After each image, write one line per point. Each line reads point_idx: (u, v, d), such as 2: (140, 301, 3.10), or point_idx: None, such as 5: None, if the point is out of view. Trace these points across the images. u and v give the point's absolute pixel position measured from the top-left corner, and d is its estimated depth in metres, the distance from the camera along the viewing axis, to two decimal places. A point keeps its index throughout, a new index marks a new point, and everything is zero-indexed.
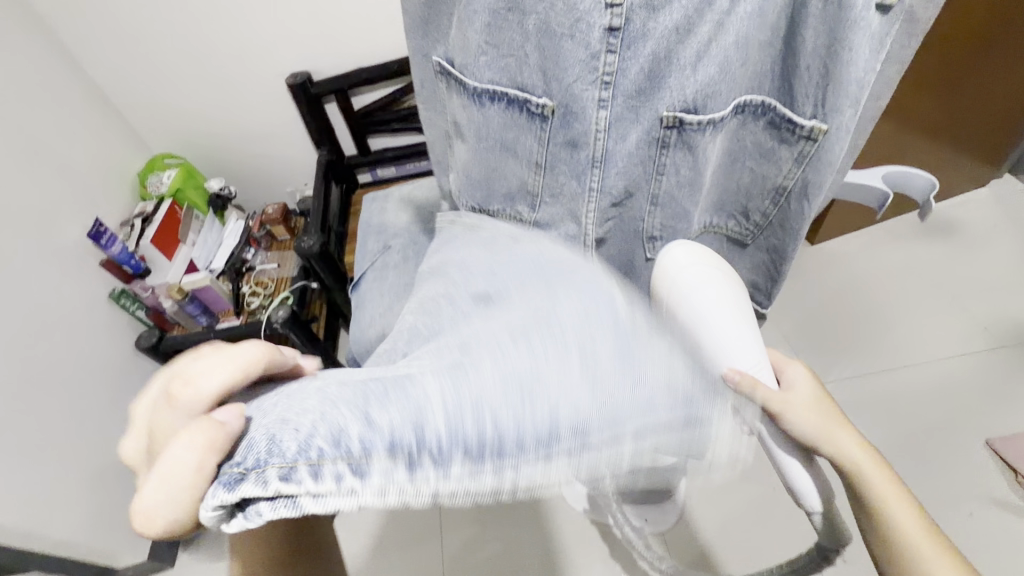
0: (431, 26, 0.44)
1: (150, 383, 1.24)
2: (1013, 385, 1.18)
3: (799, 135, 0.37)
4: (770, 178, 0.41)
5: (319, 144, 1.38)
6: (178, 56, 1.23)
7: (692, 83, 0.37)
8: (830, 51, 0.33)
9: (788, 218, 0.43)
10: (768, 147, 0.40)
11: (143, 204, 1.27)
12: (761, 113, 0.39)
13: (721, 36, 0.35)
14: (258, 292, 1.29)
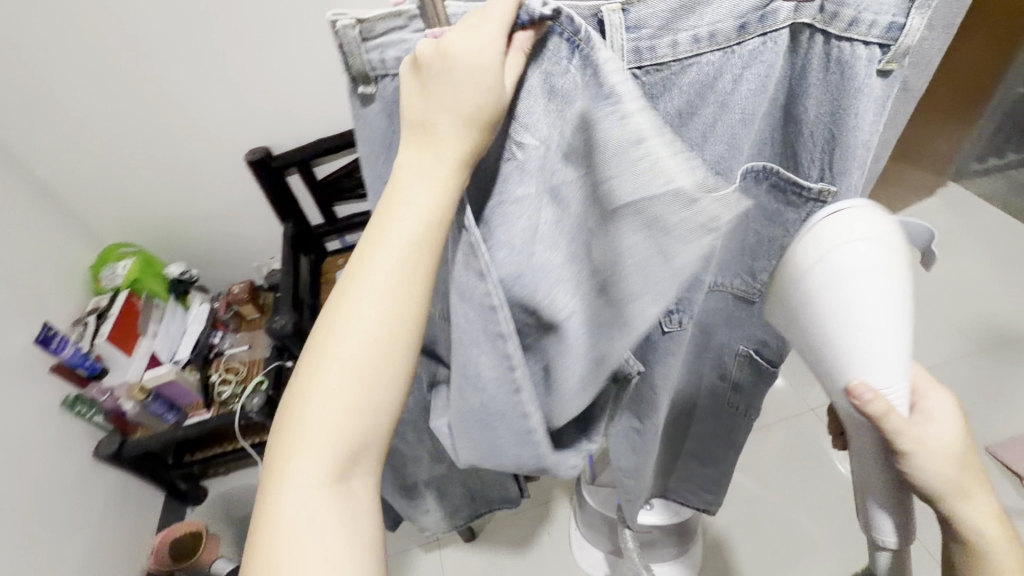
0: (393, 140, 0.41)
1: (112, 494, 1.13)
2: (1001, 388, 1.20)
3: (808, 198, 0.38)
4: (778, 241, 0.41)
5: (284, 217, 1.34)
6: (131, 143, 1.19)
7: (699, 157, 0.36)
8: (835, 117, 0.34)
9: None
10: (773, 210, 0.40)
11: (97, 298, 1.20)
12: (762, 178, 0.39)
13: (726, 114, 0.35)
14: (229, 380, 1.20)
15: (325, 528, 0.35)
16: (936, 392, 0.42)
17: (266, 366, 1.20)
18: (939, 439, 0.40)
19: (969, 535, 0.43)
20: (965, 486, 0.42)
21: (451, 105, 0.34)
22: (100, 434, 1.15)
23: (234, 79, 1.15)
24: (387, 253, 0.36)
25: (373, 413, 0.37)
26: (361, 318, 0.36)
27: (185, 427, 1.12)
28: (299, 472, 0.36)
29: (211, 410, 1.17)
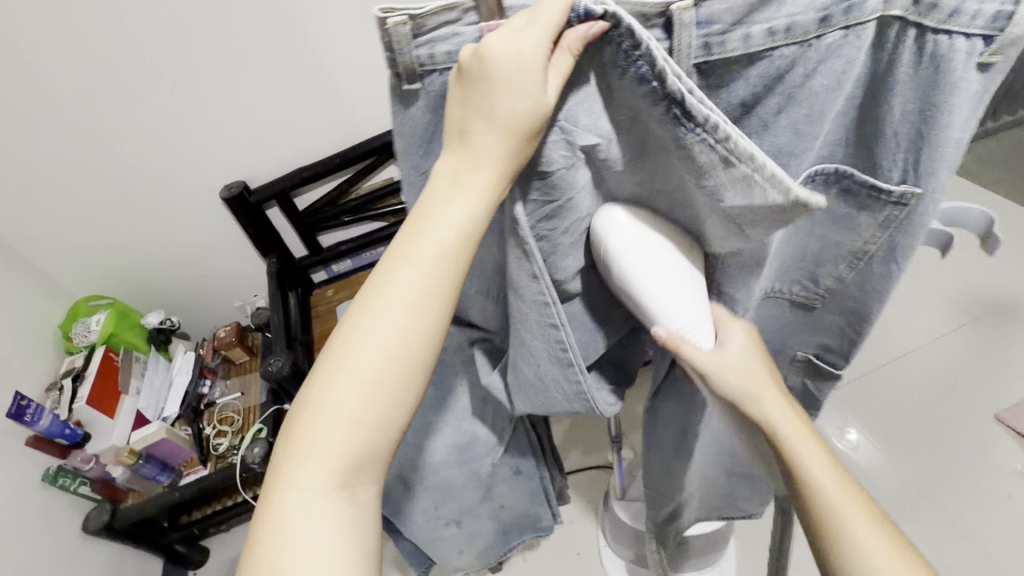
0: (436, 138, 0.38)
1: (106, 568, 1.04)
2: (999, 355, 1.23)
3: (886, 201, 0.37)
4: (846, 244, 0.41)
5: (267, 253, 1.29)
6: (96, 189, 1.13)
7: (768, 145, 0.35)
8: (922, 114, 0.32)
9: (869, 280, 0.43)
10: (844, 214, 0.39)
11: (70, 358, 1.11)
12: (835, 181, 0.38)
13: (793, 107, 0.33)
14: (225, 431, 1.13)
15: (322, 532, 0.34)
16: (734, 326, 0.44)
17: (263, 411, 1.14)
18: (734, 361, 0.42)
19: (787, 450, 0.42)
20: (772, 403, 0.43)
21: (498, 116, 0.33)
22: (87, 505, 1.06)
23: (204, 114, 1.10)
24: (413, 266, 0.35)
25: (380, 428, 0.36)
26: (383, 332, 0.35)
27: (181, 488, 1.05)
28: (302, 478, 0.35)
29: (208, 466, 1.09)
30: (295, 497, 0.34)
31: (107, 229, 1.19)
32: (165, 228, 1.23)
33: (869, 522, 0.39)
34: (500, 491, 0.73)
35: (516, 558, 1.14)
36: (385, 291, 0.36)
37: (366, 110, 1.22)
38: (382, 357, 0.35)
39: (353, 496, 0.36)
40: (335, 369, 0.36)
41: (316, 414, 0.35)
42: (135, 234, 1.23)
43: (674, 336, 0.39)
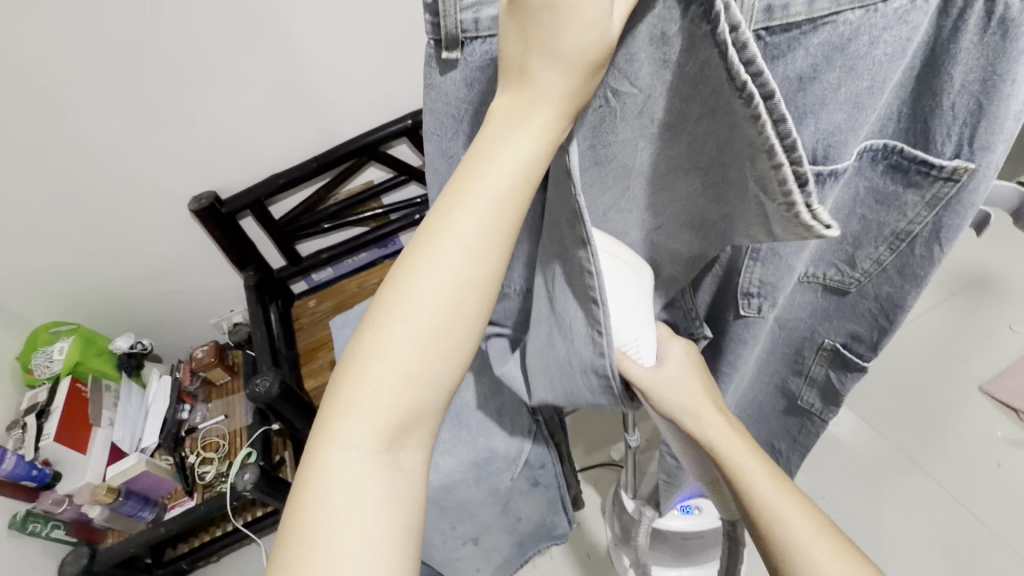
0: (466, 121, 0.34)
1: None
2: (980, 327, 1.27)
3: (934, 176, 0.31)
4: (888, 223, 0.35)
5: (243, 266, 1.22)
6: (52, 208, 1.05)
7: (811, 131, 0.28)
8: (984, 86, 0.26)
9: (908, 263, 0.37)
10: (889, 192, 0.33)
11: (33, 391, 1.02)
12: (882, 159, 0.32)
13: (852, 80, 0.26)
14: (210, 458, 1.06)
15: (365, 509, 0.28)
16: (674, 341, 0.41)
17: (251, 434, 1.08)
18: (678, 376, 0.39)
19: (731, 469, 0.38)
20: (707, 416, 0.40)
21: (562, 49, 0.27)
22: (62, 548, 0.98)
23: (167, 121, 1.03)
24: (473, 203, 0.29)
25: (430, 392, 0.30)
26: (439, 281, 0.29)
27: (166, 523, 0.98)
28: (347, 437, 0.28)
29: (195, 496, 1.03)
30: (338, 464, 0.28)
31: (66, 249, 1.11)
32: (130, 245, 1.15)
33: (825, 539, 0.34)
34: (519, 504, 0.70)
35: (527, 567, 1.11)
36: (441, 232, 0.29)
37: (341, 111, 1.16)
38: (437, 312, 0.29)
39: (402, 471, 0.30)
40: (381, 323, 0.29)
41: (362, 371, 0.29)
42: (98, 253, 1.14)
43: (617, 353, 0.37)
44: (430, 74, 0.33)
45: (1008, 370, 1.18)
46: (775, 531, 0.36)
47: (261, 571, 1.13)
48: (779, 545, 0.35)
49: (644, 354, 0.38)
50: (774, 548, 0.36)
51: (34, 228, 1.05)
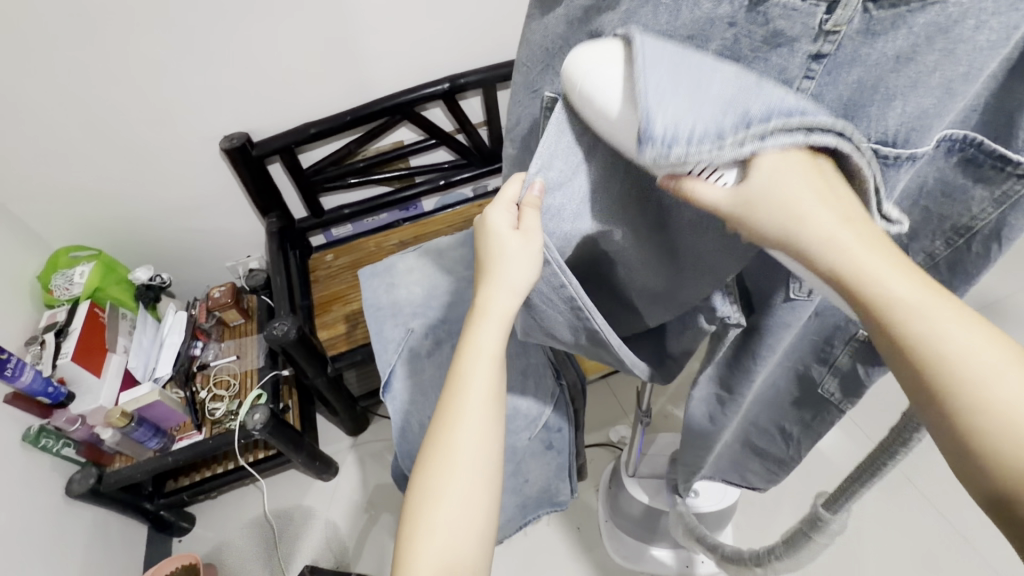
0: (556, 58, 0.35)
1: (92, 533, 0.99)
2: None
3: (1009, 173, 0.32)
4: (952, 218, 0.37)
5: (266, 212, 1.23)
6: (80, 130, 1.03)
7: (898, 114, 0.31)
8: None
9: (961, 261, 0.40)
10: (958, 185, 0.35)
11: (51, 311, 1.03)
12: (958, 150, 0.33)
13: (949, 64, 0.29)
14: (221, 396, 1.08)
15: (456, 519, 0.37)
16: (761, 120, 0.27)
17: (262, 377, 1.10)
18: (774, 175, 0.26)
19: (883, 307, 0.26)
20: (833, 215, 0.26)
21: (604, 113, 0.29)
22: (72, 467, 1.00)
23: (206, 57, 1.01)
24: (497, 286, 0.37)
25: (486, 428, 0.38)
26: (483, 348, 0.38)
27: (175, 453, 1.00)
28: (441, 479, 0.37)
29: (203, 431, 1.05)
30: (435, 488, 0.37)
31: (89, 172, 1.10)
32: (156, 178, 1.15)
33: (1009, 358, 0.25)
34: (530, 466, 0.72)
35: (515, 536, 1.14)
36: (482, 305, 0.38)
37: (379, 66, 1.15)
38: (490, 365, 0.38)
39: (487, 486, 0.38)
40: (459, 391, 0.38)
41: (442, 437, 0.38)
42: (120, 180, 1.13)
43: (685, 183, 0.27)
44: (530, 8, 0.34)
45: None
46: (947, 371, 0.25)
47: (261, 509, 1.17)
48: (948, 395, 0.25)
49: (723, 173, 0.26)
50: (931, 399, 0.26)
51: (59, 150, 1.05)
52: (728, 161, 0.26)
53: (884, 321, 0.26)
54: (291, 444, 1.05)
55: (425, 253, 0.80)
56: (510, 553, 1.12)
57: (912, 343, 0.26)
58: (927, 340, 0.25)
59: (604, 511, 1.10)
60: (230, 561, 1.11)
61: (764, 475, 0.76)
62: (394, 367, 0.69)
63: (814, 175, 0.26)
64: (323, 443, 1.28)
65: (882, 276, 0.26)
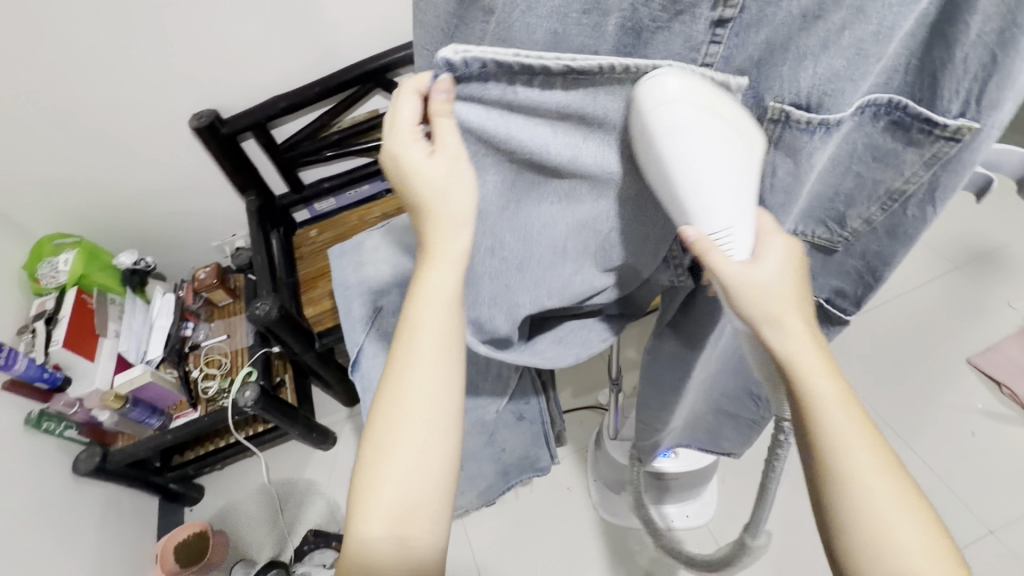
0: (460, 38, 0.33)
1: (103, 508, 1.04)
2: (978, 300, 1.24)
3: (938, 136, 0.33)
4: (883, 182, 0.37)
5: (244, 189, 1.22)
6: (44, 116, 1.01)
7: (809, 76, 0.30)
8: (1001, 41, 0.28)
9: (899, 223, 0.41)
10: (887, 149, 0.35)
11: (40, 300, 1.05)
12: (884, 114, 0.34)
13: (858, 23, 0.28)
14: (213, 374, 1.11)
15: (427, 451, 0.39)
16: (777, 238, 0.36)
17: (251, 354, 1.12)
18: (769, 280, 0.35)
19: (811, 403, 0.35)
20: (795, 326, 0.35)
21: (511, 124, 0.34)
22: (77, 448, 1.04)
23: (163, 32, 0.97)
24: (446, 224, 0.37)
25: (445, 365, 0.40)
26: (436, 299, 0.39)
27: (173, 430, 1.03)
28: (406, 417, 0.39)
29: (199, 409, 1.08)
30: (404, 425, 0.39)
31: (60, 158, 1.09)
32: (130, 162, 1.14)
33: (885, 469, 0.34)
34: (502, 436, 0.74)
35: (508, 496, 1.18)
36: (436, 251, 0.38)
37: (345, 32, 1.10)
38: (441, 314, 0.39)
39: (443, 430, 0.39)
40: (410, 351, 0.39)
41: (397, 393, 0.39)
42: (93, 165, 1.12)
43: (704, 241, 0.34)
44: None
45: (998, 345, 1.16)
46: (838, 458, 0.34)
47: (264, 479, 1.22)
48: (826, 483, 0.34)
49: (734, 248, 0.34)
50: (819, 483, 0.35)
51: (30, 140, 1.04)
52: (739, 241, 0.34)
53: (807, 416, 0.35)
54: (285, 417, 1.08)
55: (392, 229, 0.79)
56: (503, 511, 1.17)
57: (826, 427, 0.34)
58: (837, 433, 0.34)
59: (592, 472, 1.13)
60: (238, 528, 1.16)
61: (737, 437, 0.77)
62: (363, 344, 0.70)
63: (800, 293, 0.36)
64: (321, 414, 1.32)
65: (820, 380, 0.35)
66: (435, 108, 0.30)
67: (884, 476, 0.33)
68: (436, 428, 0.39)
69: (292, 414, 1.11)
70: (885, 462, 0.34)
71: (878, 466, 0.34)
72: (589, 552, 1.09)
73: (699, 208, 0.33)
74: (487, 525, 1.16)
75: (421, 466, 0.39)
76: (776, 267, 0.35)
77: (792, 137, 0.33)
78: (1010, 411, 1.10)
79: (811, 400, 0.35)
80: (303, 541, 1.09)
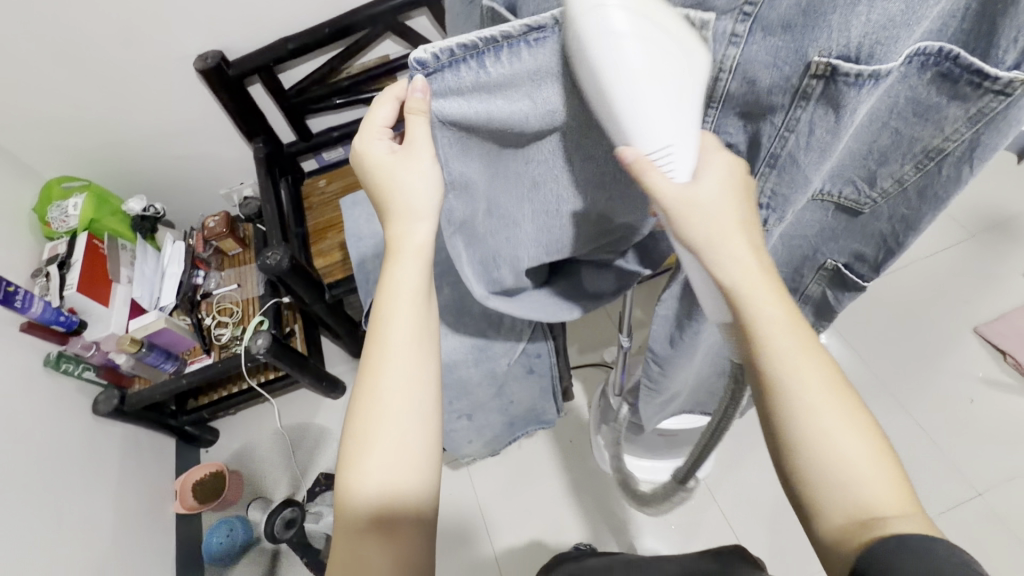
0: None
1: (123, 446, 1.08)
2: (990, 270, 1.23)
3: (986, 89, 0.32)
4: (921, 139, 0.37)
5: (252, 136, 1.19)
6: (45, 54, 0.98)
7: (861, 23, 0.29)
8: None
9: (931, 183, 0.40)
10: (930, 104, 0.35)
11: (52, 244, 1.05)
12: (932, 65, 0.32)
13: None
14: (225, 322, 1.12)
15: (410, 430, 0.40)
16: (715, 159, 0.36)
17: (263, 304, 1.13)
18: (705, 200, 0.35)
19: (754, 321, 0.35)
20: (734, 250, 0.36)
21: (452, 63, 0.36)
22: (95, 390, 1.07)
23: None
24: (409, 213, 0.41)
25: (416, 343, 0.42)
26: (405, 283, 0.42)
27: (188, 375, 1.06)
28: (384, 395, 0.41)
29: (212, 355, 1.10)
30: (382, 405, 0.41)
31: (62, 97, 1.05)
32: (135, 104, 1.11)
33: (837, 402, 0.34)
34: (511, 388, 0.75)
35: (511, 446, 1.22)
36: (399, 243, 0.42)
37: None
38: (410, 299, 0.42)
39: (423, 402, 0.41)
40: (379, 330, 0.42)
41: (374, 374, 0.41)
42: (95, 105, 1.09)
43: (642, 161, 0.33)
44: None
45: (1007, 315, 1.16)
46: (789, 386, 0.34)
47: (276, 424, 1.26)
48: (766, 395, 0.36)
49: (673, 168, 0.34)
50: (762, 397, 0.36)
51: (32, 79, 1.01)
52: (679, 160, 0.34)
53: (750, 333, 0.36)
54: (298, 366, 1.10)
55: None
56: (507, 460, 1.21)
57: (770, 353, 0.35)
58: (786, 359, 0.35)
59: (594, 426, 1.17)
60: (253, 469, 1.21)
61: None
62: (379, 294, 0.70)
63: (743, 217, 0.37)
64: (330, 364, 1.35)
65: (757, 295, 0.35)
66: (412, 105, 0.34)
67: (841, 411, 0.34)
68: (415, 402, 0.41)
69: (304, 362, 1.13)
70: (827, 374, 0.34)
71: (828, 397, 0.34)
72: (586, 497, 1.13)
73: (635, 125, 0.31)
74: (491, 472, 1.21)
75: (406, 444, 0.40)
76: (713, 191, 0.35)
77: (842, 97, 0.32)
78: (1012, 380, 1.11)
79: (754, 316, 0.35)
80: (315, 483, 1.15)
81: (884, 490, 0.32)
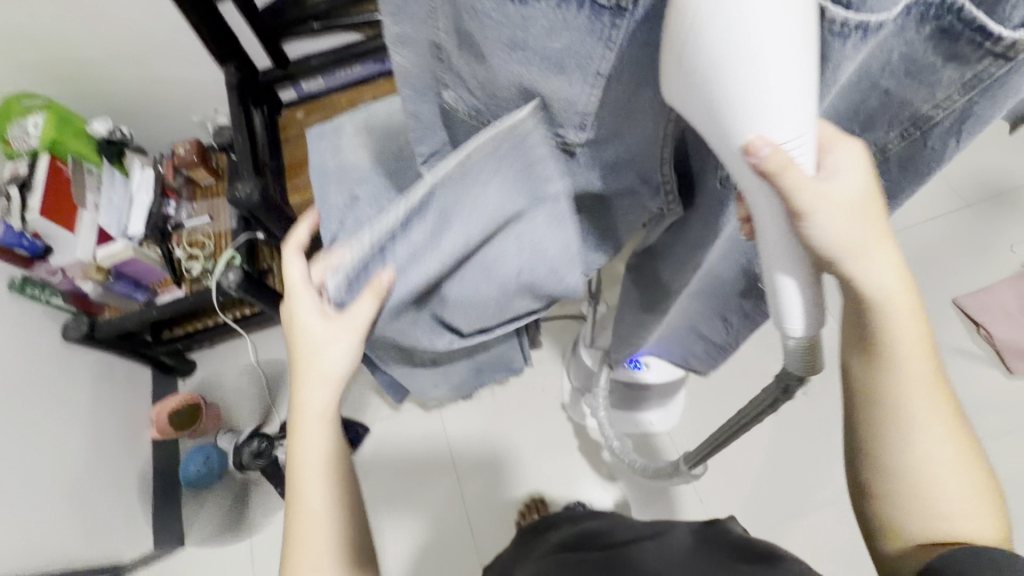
0: None
1: (96, 372, 1.08)
2: (981, 242, 1.21)
3: (989, 52, 0.33)
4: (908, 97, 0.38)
5: (223, 59, 1.12)
6: None
7: None
8: None
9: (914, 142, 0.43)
10: (925, 64, 0.35)
11: (11, 162, 1.00)
12: (934, 18, 0.31)
13: None
14: (197, 255, 1.10)
15: (325, 532, 0.48)
16: (842, 143, 0.36)
17: (235, 238, 1.11)
18: (843, 195, 0.35)
19: (884, 331, 0.40)
20: (881, 257, 0.38)
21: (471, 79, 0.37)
22: (65, 316, 1.06)
23: None
24: (307, 346, 0.47)
25: (332, 444, 0.49)
26: (316, 402, 0.48)
27: (158, 307, 1.06)
28: (305, 495, 0.49)
29: (183, 287, 1.10)
30: (303, 505, 0.49)
31: (11, 1, 0.97)
32: (96, 17, 1.03)
33: (943, 408, 0.42)
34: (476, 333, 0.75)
35: (486, 391, 1.24)
36: (307, 368, 0.48)
37: None
38: (322, 399, 0.48)
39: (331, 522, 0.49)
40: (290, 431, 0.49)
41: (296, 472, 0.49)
42: (53, 16, 1.02)
43: (780, 157, 0.31)
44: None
45: (989, 287, 1.15)
46: (898, 400, 0.42)
47: (252, 358, 1.26)
48: (876, 405, 0.42)
49: (803, 158, 0.33)
50: (877, 410, 0.42)
51: None
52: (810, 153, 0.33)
53: (876, 336, 0.41)
54: (271, 302, 1.10)
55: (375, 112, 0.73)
56: (480, 404, 1.24)
57: (894, 358, 0.41)
58: (904, 366, 0.41)
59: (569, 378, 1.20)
60: (229, 400, 1.22)
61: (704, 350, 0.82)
62: (337, 233, 0.67)
63: (876, 219, 0.38)
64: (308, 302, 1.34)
65: (897, 315, 0.39)
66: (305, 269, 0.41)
67: (939, 423, 0.42)
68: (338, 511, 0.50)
69: (277, 300, 1.12)
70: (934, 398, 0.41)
71: (933, 405, 0.42)
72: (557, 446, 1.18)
73: (764, 110, 0.30)
74: (464, 415, 1.24)
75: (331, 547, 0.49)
76: (853, 181, 0.35)
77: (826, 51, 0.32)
78: (983, 351, 1.11)
79: (888, 334, 0.40)
80: (288, 417, 1.17)
81: (966, 494, 0.41)
